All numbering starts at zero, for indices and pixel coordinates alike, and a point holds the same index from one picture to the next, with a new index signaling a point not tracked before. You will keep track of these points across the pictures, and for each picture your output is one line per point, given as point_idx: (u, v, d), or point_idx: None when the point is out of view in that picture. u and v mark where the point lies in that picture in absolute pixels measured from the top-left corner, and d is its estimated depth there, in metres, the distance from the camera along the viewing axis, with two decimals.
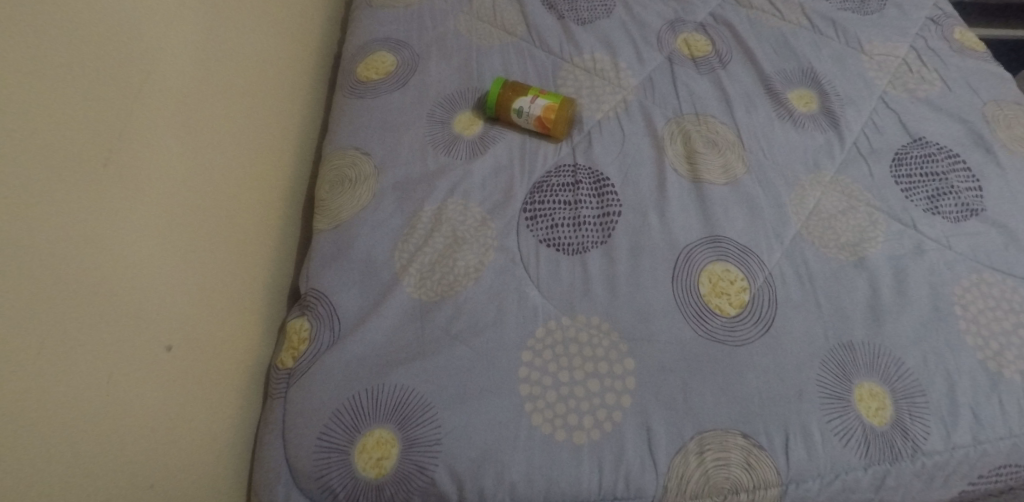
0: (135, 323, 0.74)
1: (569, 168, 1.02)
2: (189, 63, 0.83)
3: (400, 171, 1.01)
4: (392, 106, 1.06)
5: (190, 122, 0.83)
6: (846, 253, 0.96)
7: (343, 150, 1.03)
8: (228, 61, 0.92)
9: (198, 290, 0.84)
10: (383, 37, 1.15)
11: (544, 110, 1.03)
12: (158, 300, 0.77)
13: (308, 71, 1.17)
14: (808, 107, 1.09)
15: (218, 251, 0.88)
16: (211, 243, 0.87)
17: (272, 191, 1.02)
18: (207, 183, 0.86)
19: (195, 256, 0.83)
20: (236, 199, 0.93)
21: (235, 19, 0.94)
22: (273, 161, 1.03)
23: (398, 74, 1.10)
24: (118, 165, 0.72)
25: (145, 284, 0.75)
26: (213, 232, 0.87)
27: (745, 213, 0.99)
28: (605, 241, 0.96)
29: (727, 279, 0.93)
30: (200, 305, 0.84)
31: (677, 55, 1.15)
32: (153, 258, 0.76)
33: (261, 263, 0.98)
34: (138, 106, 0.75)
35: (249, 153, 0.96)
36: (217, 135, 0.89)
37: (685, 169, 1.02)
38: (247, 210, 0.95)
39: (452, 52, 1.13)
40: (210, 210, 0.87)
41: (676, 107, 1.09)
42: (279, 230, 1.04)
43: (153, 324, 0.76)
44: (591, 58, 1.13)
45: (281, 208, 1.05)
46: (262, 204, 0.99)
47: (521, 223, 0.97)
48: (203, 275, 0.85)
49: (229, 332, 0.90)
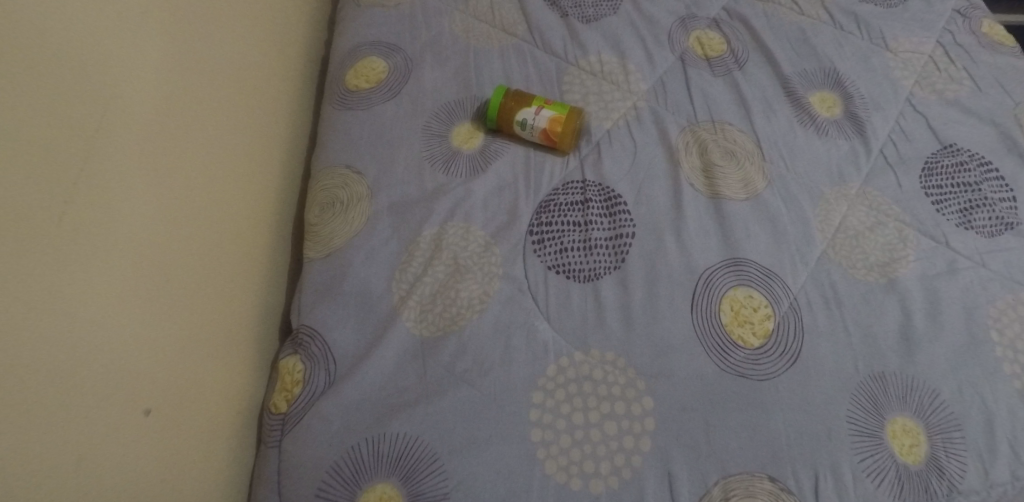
0: (110, 380, 0.68)
1: (577, 185, 0.95)
2: (157, 86, 0.76)
3: (395, 192, 0.93)
4: (384, 118, 0.98)
5: (169, 161, 0.77)
6: (875, 275, 0.90)
7: (333, 169, 0.96)
8: (203, 80, 0.85)
9: (180, 335, 0.78)
10: (373, 40, 1.06)
11: (550, 122, 0.95)
12: (134, 351, 0.71)
13: (292, 79, 1.09)
14: (831, 112, 1.02)
15: (202, 288, 0.82)
16: (192, 281, 0.80)
17: (258, 215, 0.96)
18: (184, 217, 0.80)
19: (175, 297, 0.77)
20: (217, 230, 0.86)
21: (209, 31, 0.87)
22: (258, 183, 0.96)
23: (390, 81, 1.02)
24: (80, 209, 0.65)
25: (118, 337, 0.69)
26: (194, 269, 0.81)
27: (768, 232, 0.92)
28: (619, 267, 0.89)
29: (750, 306, 0.87)
30: (183, 350, 0.78)
31: (690, 56, 1.07)
32: (131, 312, 0.71)
33: (249, 294, 0.92)
34: (113, 150, 0.69)
35: (234, 186, 0.90)
36: (193, 163, 0.82)
37: (702, 184, 0.96)
38: (231, 240, 0.89)
39: (449, 56, 1.04)
40: (189, 246, 0.80)
41: (690, 114, 1.01)
42: (266, 254, 0.97)
43: (130, 380, 0.70)
44: (599, 60, 1.05)
45: (268, 232, 0.98)
46: (247, 230, 0.93)
47: (527, 248, 0.90)
48: (187, 324, 0.79)
49: (218, 374, 0.84)
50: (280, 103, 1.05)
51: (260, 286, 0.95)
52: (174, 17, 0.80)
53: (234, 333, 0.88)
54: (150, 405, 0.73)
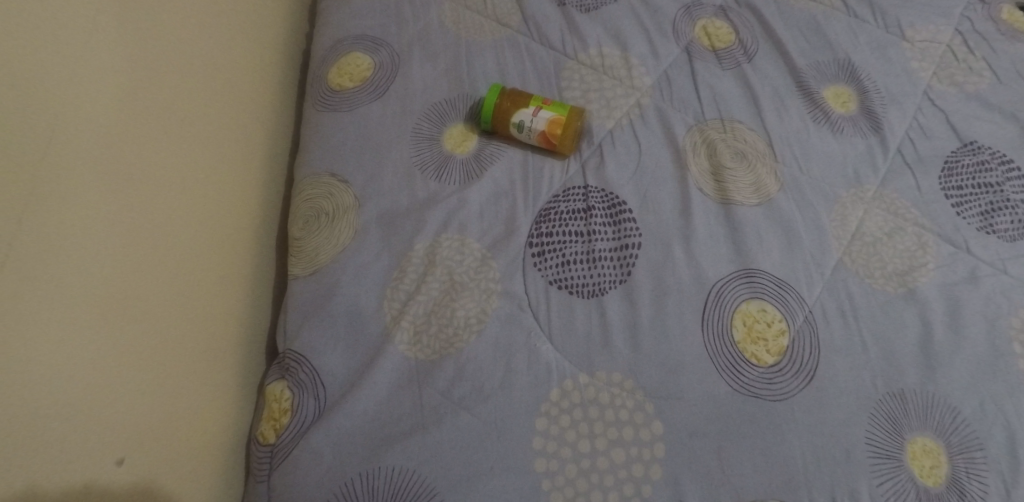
0: (66, 414, 0.66)
1: (579, 191, 0.89)
2: (94, 100, 0.71)
3: (385, 202, 0.87)
4: (371, 119, 0.92)
5: (132, 197, 0.75)
6: (893, 284, 0.86)
7: (317, 177, 0.89)
8: (156, 86, 0.80)
9: (149, 359, 0.75)
10: (357, 33, 0.99)
11: (549, 124, 0.89)
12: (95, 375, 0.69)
13: (265, 80, 1.03)
14: (846, 107, 0.96)
15: (173, 308, 0.79)
16: (166, 309, 0.78)
17: (236, 223, 0.91)
18: (142, 233, 0.76)
19: (147, 329, 0.75)
20: (188, 243, 0.82)
21: (161, 33, 0.81)
22: (235, 188, 0.92)
23: (376, 79, 0.95)
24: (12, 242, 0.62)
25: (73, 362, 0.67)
26: (172, 304, 0.78)
27: (781, 240, 0.87)
28: (625, 280, 0.84)
29: (764, 321, 0.83)
30: (155, 375, 0.75)
31: (696, 47, 1.00)
32: (95, 360, 0.69)
33: (231, 307, 0.88)
34: (64, 196, 0.67)
35: (213, 210, 0.87)
36: (149, 176, 0.77)
37: (712, 188, 0.90)
38: (205, 252, 0.85)
39: (439, 50, 0.97)
40: (153, 264, 0.77)
41: (698, 111, 0.95)
42: (247, 264, 0.92)
43: (88, 414, 0.68)
44: (599, 53, 0.99)
45: (250, 239, 0.94)
46: (224, 240, 0.89)
47: (527, 262, 0.84)
48: (169, 362, 0.77)
49: (199, 393, 0.81)
50: (253, 102, 0.99)
51: (240, 302, 0.90)
52: (132, 45, 0.77)
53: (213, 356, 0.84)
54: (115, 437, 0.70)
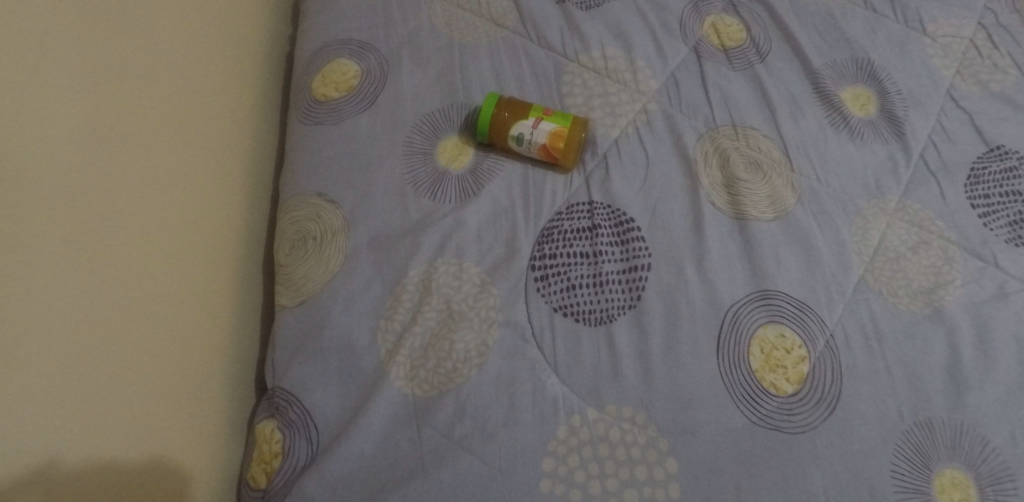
0: (88, 431, 0.66)
1: (584, 207, 0.83)
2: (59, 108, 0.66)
3: (376, 223, 0.81)
4: (359, 132, 0.85)
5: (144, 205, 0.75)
6: (919, 303, 0.81)
7: (303, 197, 0.83)
8: (127, 88, 0.75)
9: (142, 375, 0.72)
10: (342, 37, 0.92)
11: (551, 138, 0.83)
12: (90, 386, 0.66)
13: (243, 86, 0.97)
14: (865, 111, 0.91)
15: (182, 309, 0.78)
16: (178, 313, 0.78)
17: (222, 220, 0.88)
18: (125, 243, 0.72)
19: (162, 335, 0.75)
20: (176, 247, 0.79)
21: (125, 30, 0.76)
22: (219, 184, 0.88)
23: (363, 87, 0.88)
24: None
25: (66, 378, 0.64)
26: (183, 308, 0.79)
27: (800, 258, 0.82)
28: (634, 305, 0.79)
29: (782, 347, 0.78)
30: (148, 392, 0.72)
31: (705, 47, 0.94)
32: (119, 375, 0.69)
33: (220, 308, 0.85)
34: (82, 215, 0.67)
35: (217, 210, 0.87)
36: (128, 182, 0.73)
37: (725, 202, 0.84)
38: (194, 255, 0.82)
39: (430, 55, 0.91)
40: (141, 275, 0.73)
41: (708, 117, 0.89)
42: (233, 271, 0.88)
43: (101, 436, 0.67)
44: (602, 55, 0.92)
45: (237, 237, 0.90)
46: (212, 240, 0.85)
47: (530, 287, 0.79)
48: (182, 368, 0.77)
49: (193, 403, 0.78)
50: (228, 104, 0.93)
51: (236, 308, 0.88)
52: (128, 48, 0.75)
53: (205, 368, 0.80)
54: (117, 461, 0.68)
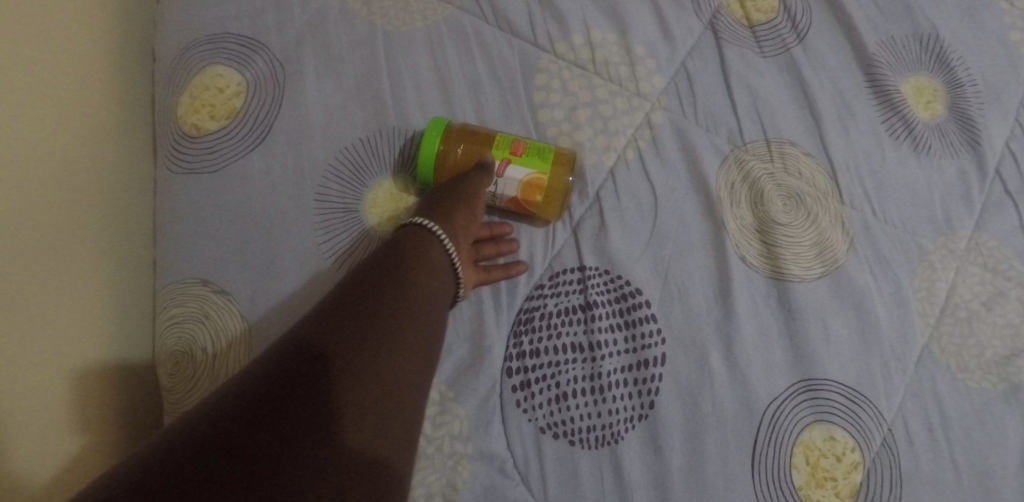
0: (34, 336, 0.55)
1: (572, 278, 0.62)
2: (26, 319, 0.55)
3: (286, 321, 0.59)
4: (253, 182, 0.61)
5: (76, 120, 0.61)
6: (992, 379, 0.63)
7: (183, 288, 0.60)
8: (99, 16, 0.65)
9: (54, 306, 0.57)
10: (214, 31, 0.64)
11: (524, 189, 0.61)
12: (66, 295, 0.58)
13: (130, 62, 0.68)
14: (931, 111, 0.69)
15: (82, 249, 0.60)
16: (82, 256, 0.60)
17: (64, 98, 0.60)
18: (65, 209, 0.59)
19: (70, 274, 0.59)
20: (79, 164, 0.61)
21: None
22: (62, 63, 0.61)
23: (250, 112, 0.62)
24: (25, 379, 0.54)
25: (60, 316, 0.58)
26: (84, 256, 0.60)
27: (853, 328, 0.63)
28: (646, 415, 0.60)
29: (833, 454, 0.60)
30: (52, 330, 0.57)
31: (725, 23, 0.69)
32: (60, 283, 0.58)
33: (105, 173, 0.64)
34: (61, 122, 0.60)
35: (113, 152, 0.65)
36: (38, 177, 0.57)
37: (760, 256, 0.64)
38: (90, 163, 0.62)
39: (345, 54, 0.64)
40: (87, 231, 0.61)
41: (733, 130, 0.67)
42: (115, 127, 0.66)
43: (72, 337, 0.59)
44: (587, 43, 0.67)
45: (99, 80, 0.64)
46: (69, 125, 0.60)
47: (508, 401, 0.60)
48: (85, 318, 0.60)
49: (106, 310, 0.62)
50: (133, 43, 0.69)
51: (116, 295, 0.63)
52: None
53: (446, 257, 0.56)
54: (91, 441, 0.60)
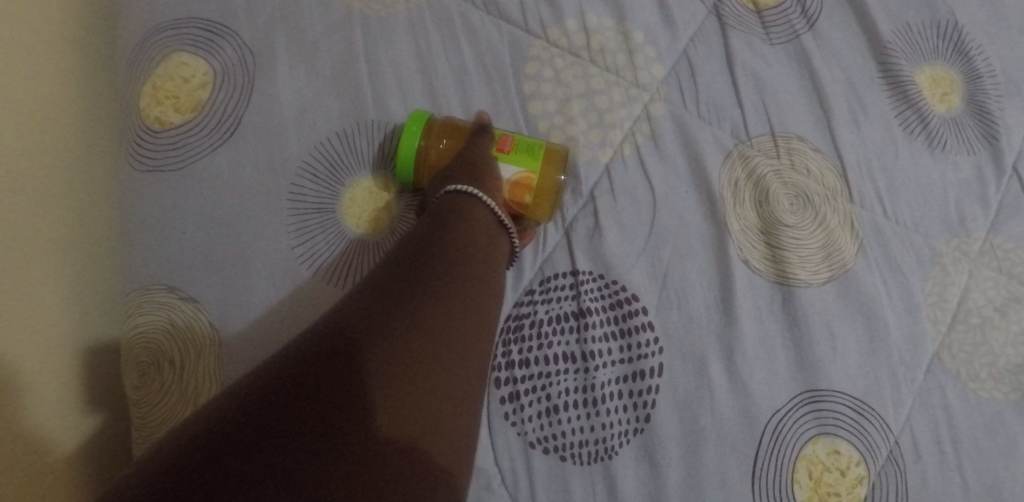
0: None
1: (565, 282, 0.59)
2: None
3: (260, 330, 0.55)
4: (223, 180, 0.57)
5: (38, 107, 0.57)
6: (1004, 389, 0.60)
7: (147, 293, 0.56)
8: None
9: (15, 308, 0.55)
10: (178, 15, 0.59)
11: (513, 188, 0.58)
12: (11, 307, 0.55)
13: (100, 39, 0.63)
14: (947, 103, 0.65)
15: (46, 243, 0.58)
16: (44, 251, 0.58)
17: (15, 86, 0.56)
18: (30, 204, 0.56)
19: (34, 272, 0.57)
20: (30, 158, 0.57)
21: None
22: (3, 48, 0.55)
23: (218, 105, 0.57)
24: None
25: (3, 328, 0.55)
26: (47, 253, 0.58)
27: (860, 336, 0.60)
28: (641, 429, 0.57)
29: (836, 469, 0.57)
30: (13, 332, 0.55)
31: (730, 8, 0.64)
32: (22, 283, 0.56)
33: (63, 167, 0.59)
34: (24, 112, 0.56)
35: (80, 141, 0.61)
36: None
37: (764, 260, 0.60)
38: (54, 155, 0.58)
39: (321, 40, 0.59)
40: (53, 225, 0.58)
41: (738, 123, 0.62)
42: (82, 113, 0.61)
43: (36, 336, 0.57)
44: (582, 28, 0.62)
45: (57, 62, 0.59)
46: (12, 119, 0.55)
47: (495, 413, 0.57)
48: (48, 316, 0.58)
49: (60, 316, 0.59)
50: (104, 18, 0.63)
51: (78, 295, 0.60)
52: None
53: (490, 216, 0.54)
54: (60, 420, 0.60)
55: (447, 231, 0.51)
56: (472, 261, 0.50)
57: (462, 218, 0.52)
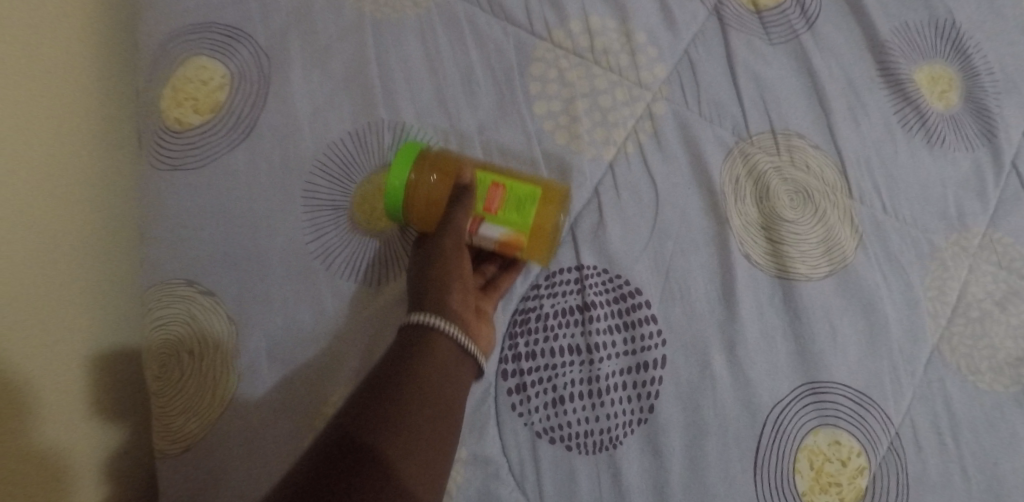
0: (32, 329, 0.56)
1: (570, 277, 0.60)
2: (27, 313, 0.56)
3: (276, 324, 0.57)
4: (240, 179, 0.59)
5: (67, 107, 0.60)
6: (1004, 382, 0.61)
7: (167, 286, 0.58)
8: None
9: (49, 299, 0.58)
10: (197, 20, 0.61)
11: (502, 247, 0.57)
12: (46, 304, 0.57)
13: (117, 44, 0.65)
14: (945, 100, 0.66)
15: (70, 236, 0.60)
16: (69, 245, 0.60)
17: (49, 86, 0.58)
18: (60, 199, 0.59)
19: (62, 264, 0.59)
20: (61, 156, 0.59)
21: None
22: (20, 58, 0.55)
23: (235, 107, 0.60)
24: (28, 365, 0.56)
25: (41, 317, 0.57)
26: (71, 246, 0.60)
27: (861, 329, 0.61)
28: (644, 420, 0.58)
29: (837, 460, 0.58)
30: (48, 322, 0.58)
31: (731, 9, 0.66)
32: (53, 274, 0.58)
33: (76, 174, 0.60)
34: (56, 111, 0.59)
35: (100, 140, 0.63)
36: (35, 171, 0.57)
37: (765, 254, 0.61)
38: (79, 153, 0.61)
39: (333, 43, 0.62)
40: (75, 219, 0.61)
41: (739, 121, 0.64)
42: (103, 114, 0.64)
43: (65, 326, 0.59)
44: (587, 30, 0.64)
45: (80, 69, 0.61)
46: (38, 127, 0.57)
47: (502, 404, 0.58)
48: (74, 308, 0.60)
49: (87, 310, 0.61)
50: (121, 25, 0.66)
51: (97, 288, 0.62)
52: None
53: (451, 344, 0.52)
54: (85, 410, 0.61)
55: (410, 365, 0.50)
56: (440, 394, 0.50)
57: (423, 351, 0.51)
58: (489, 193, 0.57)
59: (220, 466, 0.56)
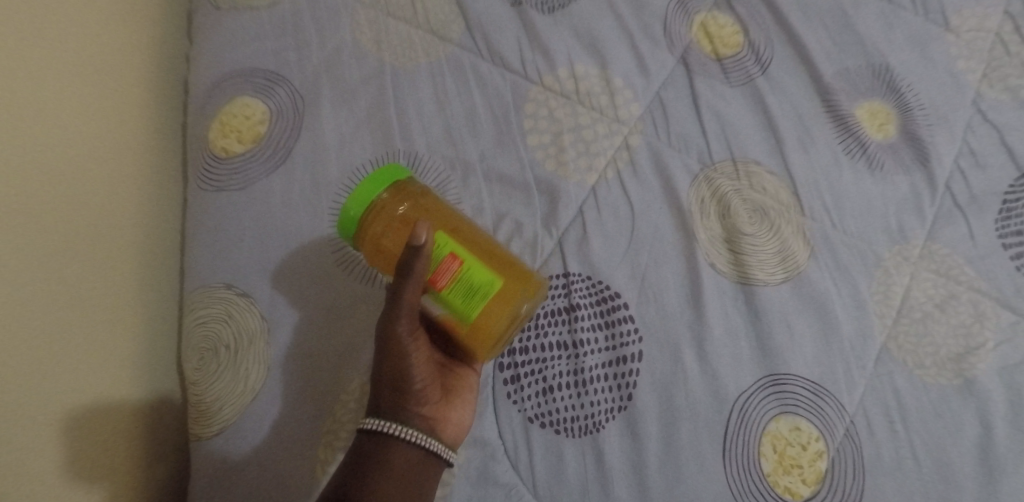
0: (84, 314, 0.66)
1: (559, 284, 0.69)
2: (77, 298, 0.65)
3: (302, 323, 0.66)
4: (273, 199, 0.69)
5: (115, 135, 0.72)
6: (947, 375, 0.69)
7: (209, 290, 0.67)
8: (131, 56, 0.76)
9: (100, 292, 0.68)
10: (240, 69, 0.73)
11: (447, 321, 0.59)
12: (96, 295, 0.67)
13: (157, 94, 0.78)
14: (883, 131, 0.76)
15: (119, 244, 0.70)
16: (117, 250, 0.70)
17: (99, 118, 0.71)
18: (110, 208, 0.70)
19: (112, 264, 0.69)
20: (111, 174, 0.71)
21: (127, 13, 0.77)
22: (74, 96, 0.68)
23: (272, 138, 0.70)
24: (80, 345, 0.65)
25: (91, 305, 0.67)
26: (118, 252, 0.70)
27: (815, 328, 0.69)
28: (624, 406, 0.66)
29: (798, 444, 0.66)
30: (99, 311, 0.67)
31: (695, 57, 0.77)
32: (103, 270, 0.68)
33: (115, 189, 0.71)
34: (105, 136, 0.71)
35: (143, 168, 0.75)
36: (88, 182, 0.68)
37: (728, 262, 0.70)
38: (126, 175, 0.73)
39: (356, 87, 0.73)
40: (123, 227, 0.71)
41: (704, 150, 0.74)
42: (147, 148, 0.76)
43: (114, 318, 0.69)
44: (571, 75, 0.75)
45: (127, 110, 0.74)
46: (91, 148, 0.69)
47: (500, 393, 0.66)
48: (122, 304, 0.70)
49: (133, 308, 0.71)
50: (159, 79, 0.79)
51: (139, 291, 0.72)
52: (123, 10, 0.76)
53: (415, 451, 0.58)
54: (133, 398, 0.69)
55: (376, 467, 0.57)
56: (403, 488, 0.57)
57: (387, 460, 0.57)
58: (436, 281, 0.57)
59: (250, 447, 0.64)
